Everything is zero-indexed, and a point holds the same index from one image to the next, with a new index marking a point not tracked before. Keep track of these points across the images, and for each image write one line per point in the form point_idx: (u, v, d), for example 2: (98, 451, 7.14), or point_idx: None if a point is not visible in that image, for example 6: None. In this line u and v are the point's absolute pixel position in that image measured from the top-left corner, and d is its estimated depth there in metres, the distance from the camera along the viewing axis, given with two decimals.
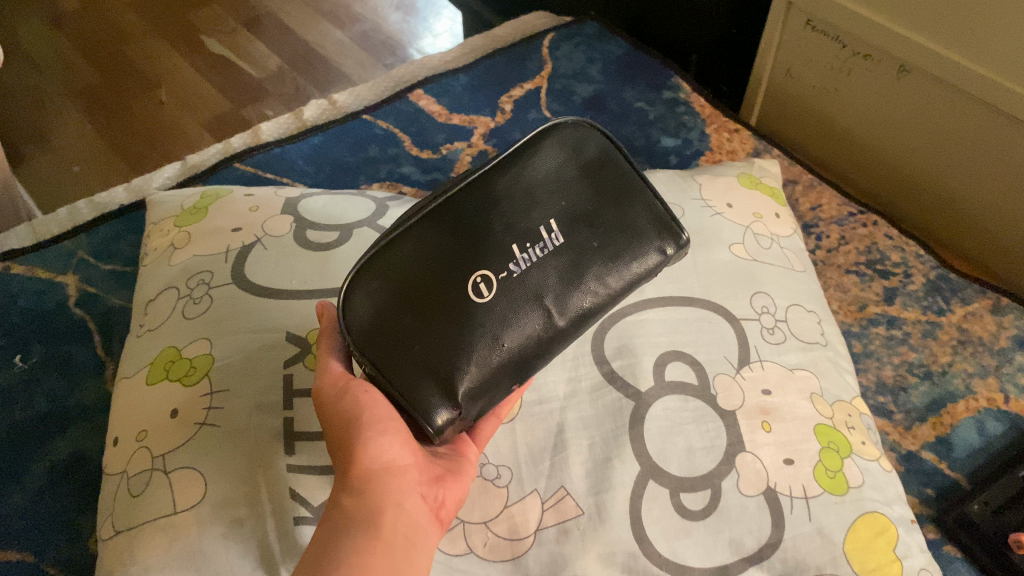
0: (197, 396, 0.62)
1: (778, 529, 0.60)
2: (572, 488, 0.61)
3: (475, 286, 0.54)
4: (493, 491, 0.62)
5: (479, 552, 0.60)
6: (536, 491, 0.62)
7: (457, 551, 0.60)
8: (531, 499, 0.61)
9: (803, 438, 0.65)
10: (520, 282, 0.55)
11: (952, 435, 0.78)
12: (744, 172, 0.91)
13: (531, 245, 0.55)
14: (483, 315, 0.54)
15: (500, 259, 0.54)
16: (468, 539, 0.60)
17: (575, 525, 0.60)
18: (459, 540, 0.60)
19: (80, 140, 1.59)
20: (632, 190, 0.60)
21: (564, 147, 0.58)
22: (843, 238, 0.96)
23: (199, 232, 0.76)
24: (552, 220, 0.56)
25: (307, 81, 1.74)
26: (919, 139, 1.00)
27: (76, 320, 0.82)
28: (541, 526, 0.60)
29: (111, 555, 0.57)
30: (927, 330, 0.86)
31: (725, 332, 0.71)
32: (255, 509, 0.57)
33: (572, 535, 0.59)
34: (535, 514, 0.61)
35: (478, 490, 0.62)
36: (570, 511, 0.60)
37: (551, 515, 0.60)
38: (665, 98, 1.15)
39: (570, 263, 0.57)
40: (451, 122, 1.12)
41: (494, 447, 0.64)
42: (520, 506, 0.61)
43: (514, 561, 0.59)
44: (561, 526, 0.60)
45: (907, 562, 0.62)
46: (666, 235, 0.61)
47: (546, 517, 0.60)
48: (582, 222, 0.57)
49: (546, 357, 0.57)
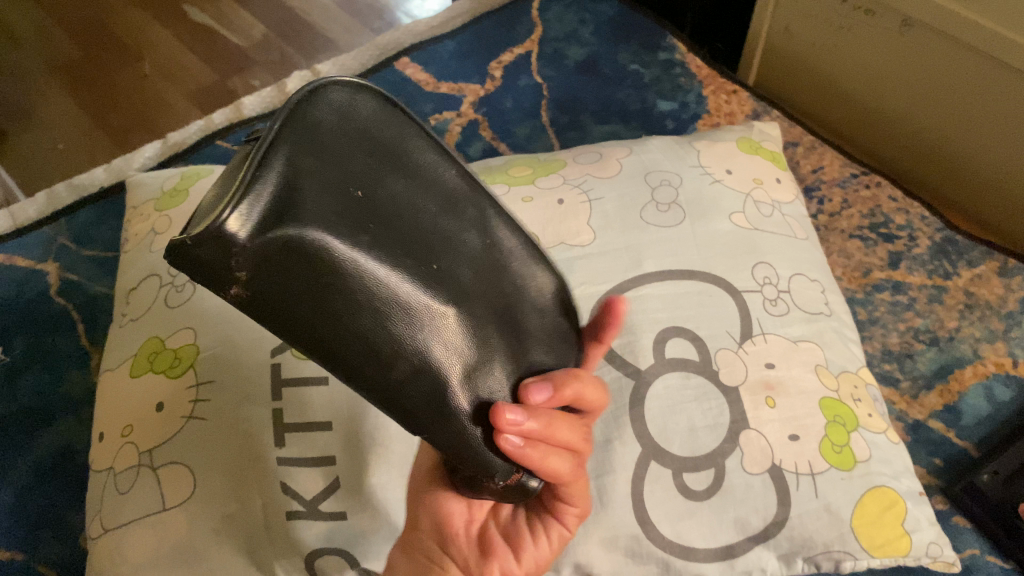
0: (183, 388, 0.60)
1: (784, 507, 0.59)
2: None
3: None
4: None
5: None
6: None
7: None
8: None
9: (808, 412, 0.63)
10: None
11: (960, 402, 0.76)
12: (744, 136, 0.88)
13: None
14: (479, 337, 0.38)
15: None
16: None
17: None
18: None
19: (62, 116, 1.55)
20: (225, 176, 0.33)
21: (368, 84, 0.37)
22: (846, 202, 0.93)
23: (180, 215, 0.73)
24: None
25: (292, 48, 1.69)
26: (923, 101, 0.98)
27: (59, 309, 0.80)
28: None
29: (101, 554, 0.56)
30: (933, 295, 0.84)
31: (727, 304, 0.68)
32: (246, 506, 0.55)
33: None
34: None
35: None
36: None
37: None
38: (660, 59, 1.11)
39: None
40: (439, 90, 1.09)
41: None
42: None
43: None
44: None
45: (916, 537, 0.61)
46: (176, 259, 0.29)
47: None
48: None
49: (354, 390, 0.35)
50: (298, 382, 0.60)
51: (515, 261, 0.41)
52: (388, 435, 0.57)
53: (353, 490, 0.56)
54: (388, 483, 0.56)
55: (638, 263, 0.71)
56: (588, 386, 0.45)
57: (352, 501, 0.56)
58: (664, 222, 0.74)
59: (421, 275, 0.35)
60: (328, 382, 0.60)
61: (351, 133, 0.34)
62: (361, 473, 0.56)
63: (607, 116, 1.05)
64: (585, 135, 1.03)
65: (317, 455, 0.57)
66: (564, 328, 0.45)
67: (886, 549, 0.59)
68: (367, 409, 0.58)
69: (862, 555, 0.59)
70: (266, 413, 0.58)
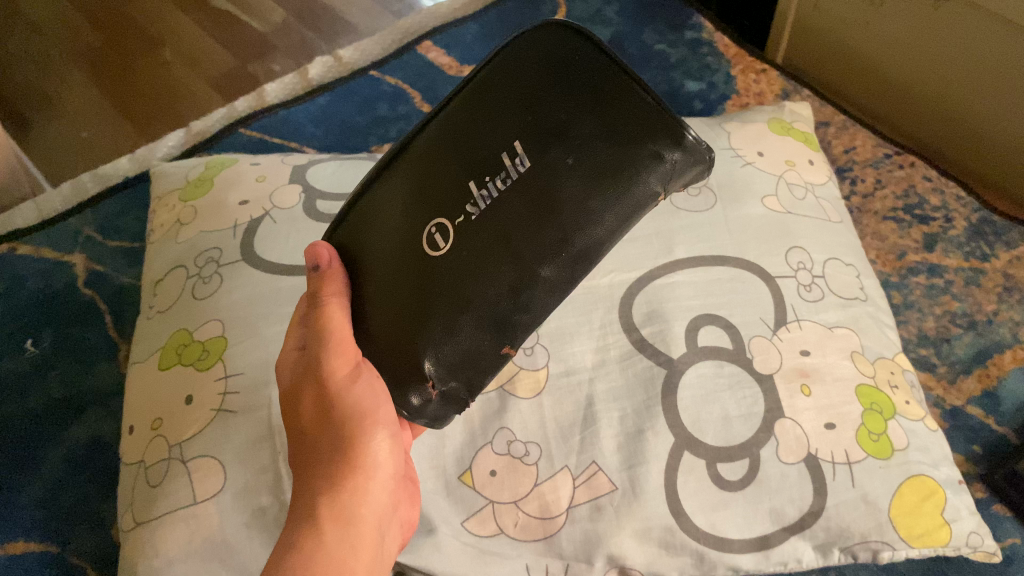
0: (212, 380, 0.60)
1: (820, 497, 0.58)
2: (605, 463, 0.58)
3: (432, 237, 0.46)
4: (521, 468, 0.59)
5: (510, 532, 0.57)
6: (566, 467, 0.59)
7: (487, 532, 0.57)
8: (563, 476, 0.58)
9: (844, 400, 0.62)
10: (482, 229, 0.45)
11: (1000, 388, 0.74)
12: (775, 117, 0.86)
13: (491, 179, 0.44)
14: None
15: (457, 203, 0.45)
16: (499, 520, 0.58)
17: (609, 501, 0.57)
18: (489, 521, 0.58)
19: (86, 104, 1.55)
20: (591, 52, 0.42)
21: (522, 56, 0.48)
22: (879, 182, 0.91)
23: (205, 205, 0.73)
24: (514, 145, 0.44)
25: (314, 33, 1.68)
26: (957, 79, 0.96)
27: (86, 301, 0.80)
28: (573, 503, 0.57)
29: (133, 547, 0.55)
30: (970, 277, 0.82)
31: (760, 291, 0.67)
32: (278, 498, 0.55)
33: (605, 512, 0.57)
34: (567, 491, 0.58)
35: (506, 468, 0.59)
36: (602, 488, 0.57)
37: (584, 492, 0.58)
38: (687, 38, 1.09)
39: (537, 195, 0.43)
40: (462, 74, 1.07)
41: (520, 421, 0.61)
42: (551, 484, 0.58)
43: (547, 540, 0.57)
44: (594, 503, 0.57)
45: (957, 527, 0.59)
46: (662, 137, 0.42)
47: (578, 494, 0.58)
48: (540, 139, 0.43)
49: (538, 312, 0.47)
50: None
51: None
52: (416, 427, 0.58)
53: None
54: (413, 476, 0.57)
55: (668, 249, 0.69)
56: None
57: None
58: (696, 206, 0.73)
59: None
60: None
61: None
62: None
63: None
64: None
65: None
66: None
67: (925, 539, 0.58)
68: None
69: (900, 545, 0.57)
70: None
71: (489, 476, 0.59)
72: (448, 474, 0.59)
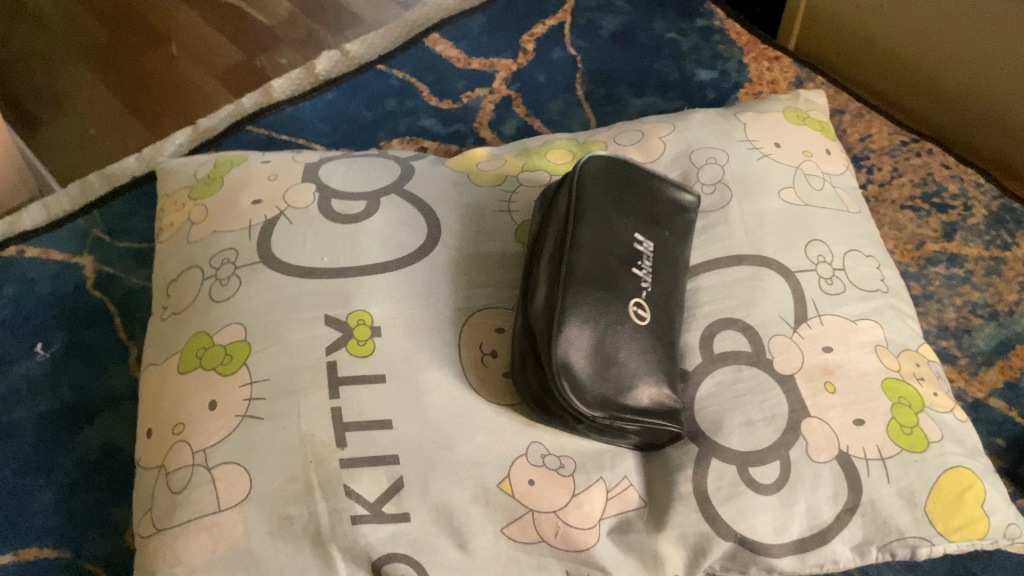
0: (236, 386, 0.57)
1: (855, 493, 0.57)
2: (635, 478, 0.58)
3: None
4: (557, 480, 0.56)
5: (550, 543, 0.55)
6: (601, 479, 0.57)
7: (526, 543, 0.55)
8: (598, 488, 0.56)
9: (872, 395, 0.60)
10: None
11: (1022, 379, 0.73)
12: (790, 106, 0.84)
13: None
14: (647, 337, 0.57)
15: None
16: (538, 529, 0.55)
17: (637, 517, 0.57)
18: (527, 530, 0.55)
19: (94, 100, 1.54)
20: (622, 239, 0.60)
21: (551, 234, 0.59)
22: (896, 170, 0.89)
23: (217, 204, 0.70)
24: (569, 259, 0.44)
25: (321, 26, 1.66)
26: (975, 65, 0.94)
27: (95, 304, 0.79)
28: (605, 515, 0.56)
29: (153, 555, 0.54)
30: (990, 267, 0.81)
31: (778, 288, 0.65)
32: (306, 506, 0.53)
33: (635, 526, 0.56)
34: (601, 502, 0.56)
35: (543, 479, 0.56)
36: (633, 502, 0.57)
37: (616, 505, 0.57)
38: (698, 26, 1.08)
39: None
40: (470, 67, 1.06)
41: (553, 434, 0.58)
42: (587, 495, 0.56)
43: (587, 552, 0.55)
44: (623, 517, 0.57)
45: (996, 520, 0.58)
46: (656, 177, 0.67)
47: (610, 507, 0.56)
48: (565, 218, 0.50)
49: None
50: (355, 382, 0.56)
51: (577, 345, 0.54)
52: (451, 436, 0.55)
53: (417, 490, 0.54)
54: (446, 487, 0.54)
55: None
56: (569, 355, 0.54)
57: (414, 501, 0.54)
58: (709, 207, 0.71)
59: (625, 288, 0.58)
60: (385, 381, 0.56)
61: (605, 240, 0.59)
62: (427, 475, 0.54)
63: (645, 88, 1.02)
64: (622, 109, 1.00)
65: (378, 454, 0.54)
66: (583, 334, 0.54)
67: (963, 531, 0.57)
68: (427, 410, 0.56)
69: (938, 540, 0.56)
70: (324, 413, 0.55)
71: (528, 486, 0.55)
72: (483, 482, 0.55)
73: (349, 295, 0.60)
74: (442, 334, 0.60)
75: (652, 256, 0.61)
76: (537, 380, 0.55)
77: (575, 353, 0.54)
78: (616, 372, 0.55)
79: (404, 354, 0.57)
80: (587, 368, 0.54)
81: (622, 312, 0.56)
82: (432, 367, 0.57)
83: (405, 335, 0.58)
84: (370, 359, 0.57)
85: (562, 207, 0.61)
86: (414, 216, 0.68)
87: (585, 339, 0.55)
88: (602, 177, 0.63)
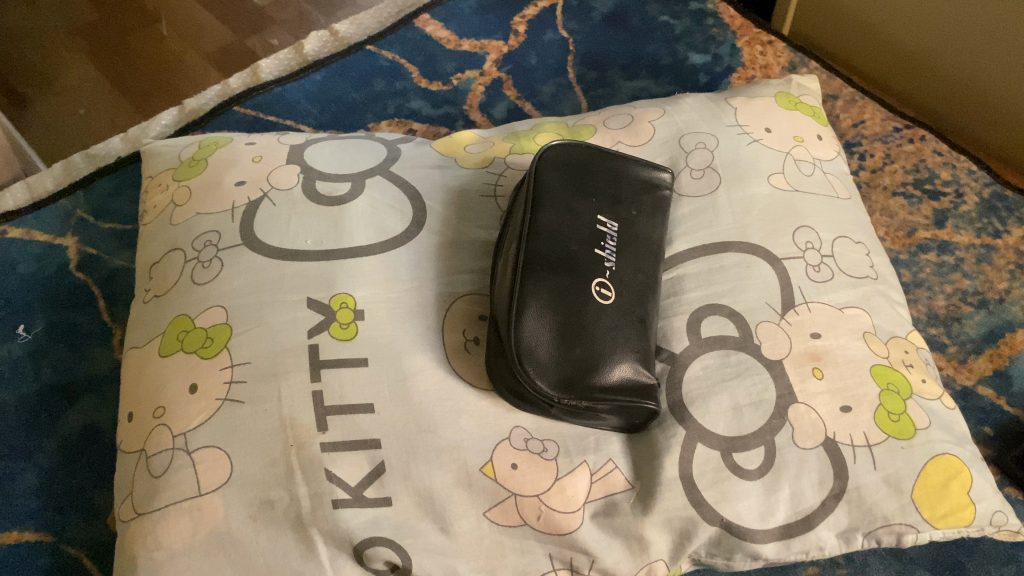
0: (216, 368, 0.56)
1: (841, 480, 0.56)
2: (620, 463, 0.58)
3: None
4: (541, 463, 0.56)
5: (534, 525, 0.55)
6: (585, 463, 0.57)
7: (509, 524, 0.55)
8: (581, 471, 0.56)
9: (859, 382, 0.60)
10: None
11: (1010, 367, 0.73)
12: (782, 91, 0.84)
13: None
14: (613, 313, 0.56)
15: None
16: (521, 512, 0.55)
17: (624, 499, 0.56)
18: (511, 512, 0.55)
19: (82, 81, 1.51)
20: (576, 219, 0.60)
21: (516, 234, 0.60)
22: (888, 156, 0.89)
23: (200, 185, 0.69)
24: None
25: (312, 6, 1.64)
26: (963, 49, 0.94)
27: (78, 285, 0.79)
28: (588, 499, 0.56)
29: (134, 539, 0.53)
30: (982, 254, 0.80)
31: (766, 274, 0.65)
32: (289, 491, 0.52)
33: (620, 509, 0.56)
34: (584, 486, 0.56)
35: (527, 463, 0.56)
36: (618, 484, 0.57)
37: (600, 488, 0.56)
38: (691, 9, 1.08)
39: None
40: (461, 48, 1.05)
41: (535, 419, 0.58)
42: (570, 479, 0.56)
43: (571, 536, 0.55)
44: (607, 500, 0.56)
45: (982, 507, 0.57)
46: (626, 159, 0.66)
47: (594, 490, 0.56)
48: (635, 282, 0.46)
49: None
50: (337, 364, 0.55)
51: (536, 333, 0.54)
52: (434, 420, 0.55)
53: (400, 475, 0.53)
54: (427, 471, 0.54)
55: (667, 241, 0.68)
56: (535, 351, 0.54)
57: (395, 485, 0.53)
58: (699, 189, 0.71)
59: (594, 271, 0.58)
60: (368, 364, 0.55)
61: (568, 223, 0.59)
62: (409, 459, 0.54)
63: (636, 72, 1.01)
64: (613, 92, 0.99)
65: (359, 438, 0.54)
66: (540, 327, 0.54)
67: (950, 519, 0.56)
68: (410, 394, 0.55)
69: (924, 527, 0.56)
70: (305, 397, 0.54)
71: (510, 469, 0.55)
72: (467, 466, 0.54)
73: (331, 279, 0.59)
74: (426, 319, 0.59)
75: (616, 236, 0.61)
76: (504, 370, 0.55)
77: (536, 348, 0.54)
78: (582, 351, 0.55)
79: (387, 340, 0.57)
80: (549, 352, 0.54)
81: (584, 292, 0.56)
82: (415, 351, 0.57)
83: (389, 318, 0.58)
84: (353, 342, 0.56)
85: (521, 200, 0.62)
86: (399, 199, 0.67)
87: (542, 327, 0.54)
88: (560, 164, 0.63)
